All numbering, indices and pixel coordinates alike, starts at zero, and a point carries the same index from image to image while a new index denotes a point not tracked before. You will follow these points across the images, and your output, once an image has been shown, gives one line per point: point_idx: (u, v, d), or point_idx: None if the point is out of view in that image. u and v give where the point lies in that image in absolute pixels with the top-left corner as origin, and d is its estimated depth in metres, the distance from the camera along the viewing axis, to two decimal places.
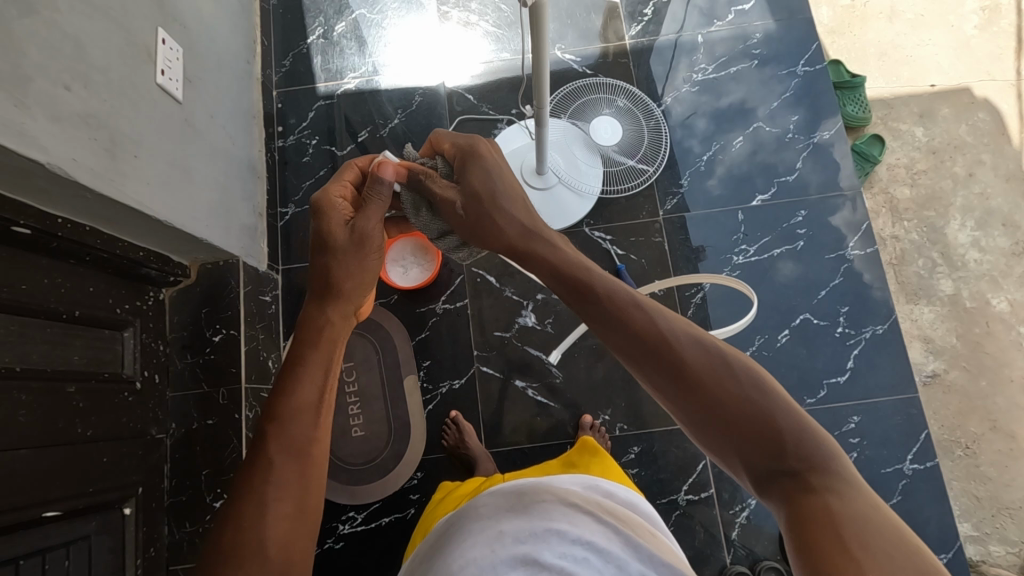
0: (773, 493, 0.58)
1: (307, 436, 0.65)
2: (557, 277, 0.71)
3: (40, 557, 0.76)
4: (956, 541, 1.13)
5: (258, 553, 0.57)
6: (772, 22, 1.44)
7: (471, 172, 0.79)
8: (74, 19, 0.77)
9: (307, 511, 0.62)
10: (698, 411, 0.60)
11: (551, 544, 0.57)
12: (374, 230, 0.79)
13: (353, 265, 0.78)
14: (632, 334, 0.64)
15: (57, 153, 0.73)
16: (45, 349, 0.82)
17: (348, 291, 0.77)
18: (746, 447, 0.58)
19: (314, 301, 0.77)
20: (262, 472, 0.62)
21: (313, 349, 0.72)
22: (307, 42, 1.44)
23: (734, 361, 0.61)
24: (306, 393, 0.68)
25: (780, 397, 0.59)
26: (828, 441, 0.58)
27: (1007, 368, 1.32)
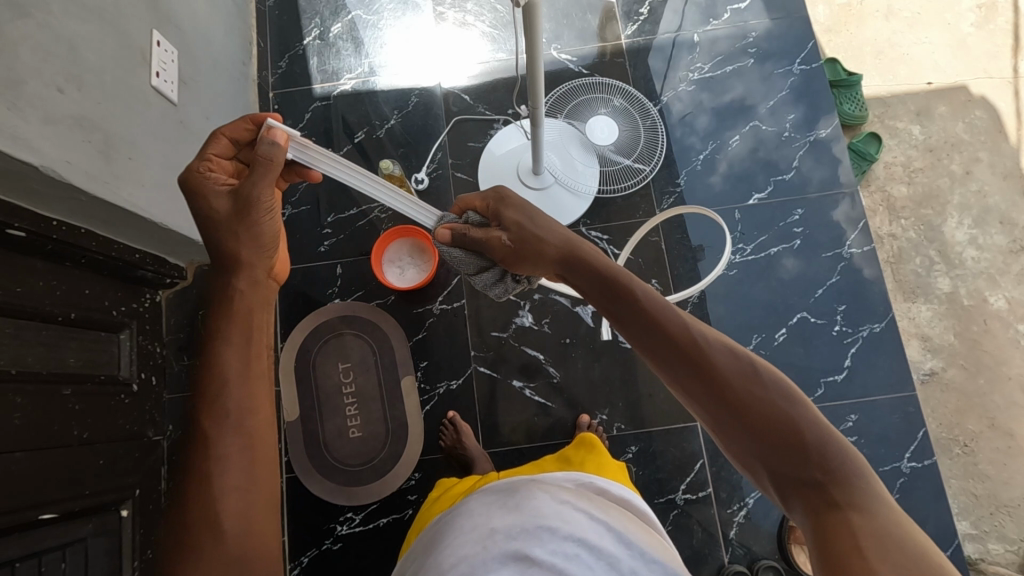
0: (796, 503, 0.58)
1: (241, 407, 0.67)
2: (592, 283, 0.74)
3: (37, 560, 0.75)
4: (953, 539, 1.13)
5: (215, 534, 0.61)
6: (769, 21, 1.44)
7: (506, 209, 0.80)
8: (68, 22, 0.77)
9: (256, 484, 0.65)
10: (724, 415, 0.61)
11: (542, 540, 0.57)
12: (262, 189, 0.73)
13: (246, 233, 0.74)
14: (662, 336, 0.65)
15: (50, 155, 0.73)
16: (40, 352, 0.82)
17: (252, 260, 0.74)
18: (769, 454, 0.59)
19: (217, 273, 0.73)
20: (204, 453, 0.64)
21: (228, 316, 0.71)
22: (303, 43, 1.44)
23: (764, 369, 0.61)
24: (227, 363, 0.68)
25: (809, 407, 0.59)
26: (856, 456, 0.58)
27: (1005, 366, 1.32)
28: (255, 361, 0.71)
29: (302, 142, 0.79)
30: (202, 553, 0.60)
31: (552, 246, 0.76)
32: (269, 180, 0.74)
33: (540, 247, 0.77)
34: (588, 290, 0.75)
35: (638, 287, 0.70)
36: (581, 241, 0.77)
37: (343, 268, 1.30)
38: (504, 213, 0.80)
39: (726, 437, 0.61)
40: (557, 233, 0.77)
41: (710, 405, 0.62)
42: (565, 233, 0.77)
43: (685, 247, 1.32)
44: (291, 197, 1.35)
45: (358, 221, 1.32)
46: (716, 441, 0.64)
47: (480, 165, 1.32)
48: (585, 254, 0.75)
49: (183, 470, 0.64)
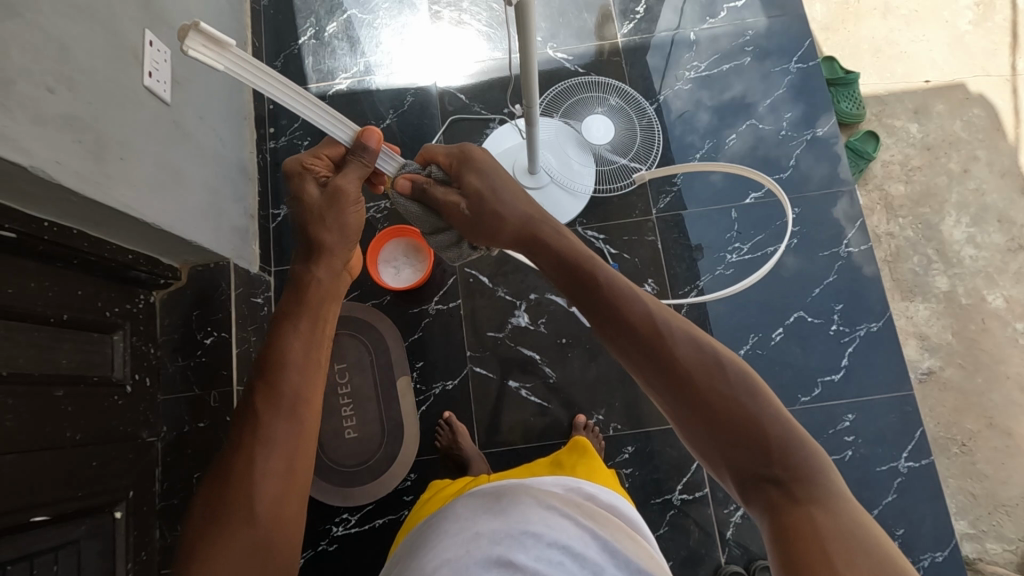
0: (756, 500, 0.57)
1: (298, 391, 0.70)
2: (563, 271, 0.74)
3: (28, 562, 0.75)
4: (951, 539, 1.13)
5: (247, 510, 0.62)
6: (766, 19, 1.44)
7: (469, 175, 0.80)
8: (58, 21, 0.77)
9: (296, 473, 0.66)
10: (686, 409, 0.61)
11: (526, 546, 0.57)
12: (350, 183, 0.79)
13: (332, 221, 0.80)
14: (628, 328, 0.66)
15: (40, 156, 0.73)
16: (32, 353, 0.82)
17: (332, 249, 0.80)
18: (731, 448, 0.58)
19: (303, 261, 0.80)
20: (253, 431, 0.66)
21: (302, 306, 0.77)
22: (298, 42, 1.43)
23: (728, 363, 0.61)
24: (291, 350, 0.73)
25: (772, 401, 0.59)
26: (817, 453, 0.57)
27: (1003, 365, 1.31)
28: (314, 357, 0.74)
29: (209, 35, 0.64)
30: (234, 526, 0.61)
31: (512, 222, 0.78)
32: (359, 177, 0.81)
33: (500, 219, 0.78)
34: (558, 279, 0.76)
35: (606, 277, 0.70)
36: (551, 228, 0.78)
37: None
38: (468, 178, 0.80)
39: (689, 431, 0.61)
40: (516, 204, 0.78)
41: (673, 398, 0.62)
42: (527, 209, 0.78)
43: (682, 247, 1.32)
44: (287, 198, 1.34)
45: None
46: (678, 435, 0.63)
47: None
48: (547, 239, 0.77)
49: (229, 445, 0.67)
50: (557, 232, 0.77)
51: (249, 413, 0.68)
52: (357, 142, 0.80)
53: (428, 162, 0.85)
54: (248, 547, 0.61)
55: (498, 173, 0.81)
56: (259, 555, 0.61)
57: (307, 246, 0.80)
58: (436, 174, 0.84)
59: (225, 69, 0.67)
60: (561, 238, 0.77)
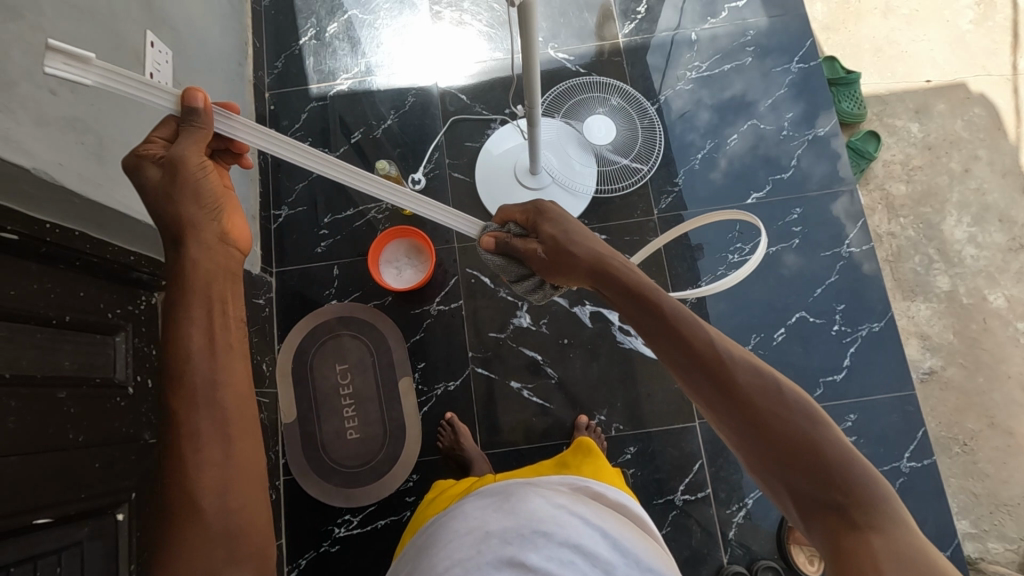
0: (815, 527, 0.57)
1: (210, 384, 0.61)
2: (623, 295, 0.73)
3: (32, 564, 0.75)
4: (953, 538, 1.13)
5: (199, 523, 0.57)
6: (767, 19, 1.44)
7: (544, 225, 0.79)
8: (60, 23, 0.77)
9: (235, 461, 0.60)
10: (746, 431, 0.60)
11: (538, 546, 0.56)
12: (187, 149, 0.67)
13: (189, 193, 0.67)
14: (687, 350, 0.65)
15: (44, 158, 0.73)
16: (35, 355, 0.82)
17: (196, 222, 0.67)
18: (791, 474, 0.58)
19: (171, 246, 0.67)
20: (177, 432, 0.59)
21: (189, 289, 0.64)
22: (299, 43, 1.43)
23: (789, 389, 0.61)
24: (190, 340, 0.62)
25: (833, 429, 0.59)
26: (879, 480, 0.57)
27: (1005, 365, 1.31)
28: (223, 336, 0.65)
29: (64, 50, 0.62)
30: (189, 535, 0.56)
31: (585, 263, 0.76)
32: (199, 144, 0.69)
33: (572, 262, 0.76)
34: (615, 304, 0.75)
35: (664, 299, 0.70)
36: (612, 253, 0.77)
37: (340, 269, 1.30)
38: (543, 229, 0.79)
39: (748, 454, 0.61)
40: (588, 244, 0.76)
41: (733, 421, 0.62)
42: (597, 246, 0.76)
43: (683, 247, 1.32)
44: (288, 198, 1.34)
45: (355, 222, 1.32)
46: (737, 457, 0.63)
47: (477, 165, 1.31)
48: (607, 266, 0.75)
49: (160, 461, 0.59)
50: (616, 258, 0.76)
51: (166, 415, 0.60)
52: (183, 107, 0.68)
53: (506, 220, 0.85)
54: (218, 559, 0.56)
55: (570, 220, 0.79)
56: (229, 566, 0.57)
57: (165, 234, 0.67)
58: (513, 230, 0.83)
59: (93, 83, 0.65)
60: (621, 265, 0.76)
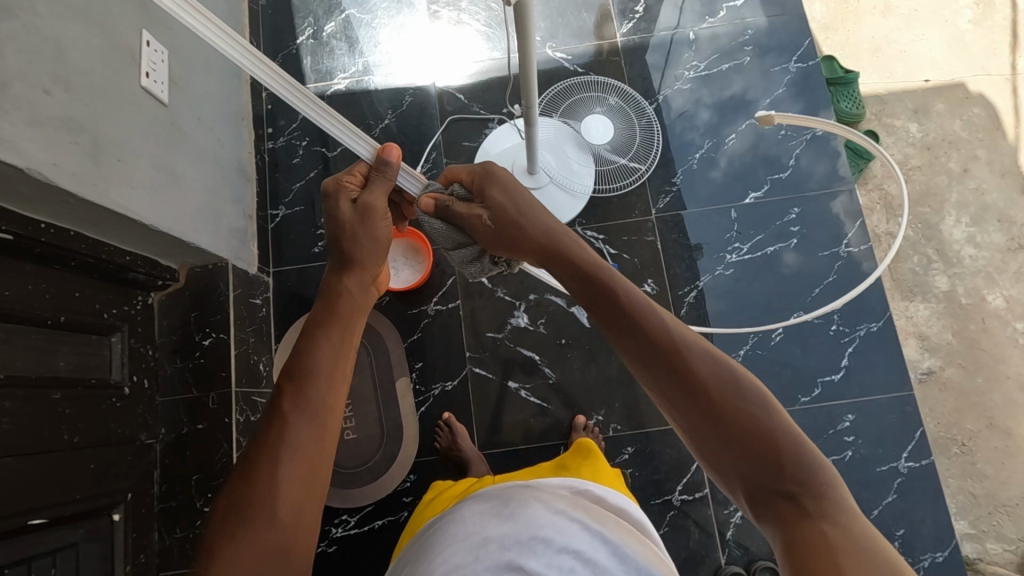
0: (768, 515, 0.57)
1: (321, 399, 0.68)
2: (579, 279, 0.73)
3: (26, 566, 0.75)
4: (951, 539, 1.13)
5: (268, 512, 0.60)
6: (766, 18, 1.43)
7: (491, 191, 0.80)
8: (54, 22, 0.76)
9: (317, 477, 0.64)
10: (701, 421, 0.60)
11: (537, 552, 0.57)
12: (377, 197, 0.81)
13: (364, 237, 0.80)
14: (645, 339, 0.65)
15: (38, 158, 0.73)
16: (29, 356, 0.81)
17: (366, 261, 0.81)
18: (743, 461, 0.58)
19: (334, 272, 0.80)
20: (279, 433, 0.64)
21: (332, 317, 0.76)
22: (297, 42, 1.43)
23: (744, 377, 0.61)
24: (319, 359, 0.71)
25: (786, 418, 0.59)
26: (828, 468, 0.57)
27: (1003, 365, 1.31)
28: (341, 365, 0.73)
29: None
30: (252, 526, 0.59)
31: (535, 237, 0.77)
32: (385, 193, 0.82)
33: (522, 229, 0.77)
34: (572, 289, 0.75)
35: (621, 285, 0.70)
36: (568, 234, 0.77)
37: None
38: (490, 194, 0.80)
39: (703, 444, 0.60)
40: (542, 219, 0.77)
41: (688, 412, 0.61)
42: (551, 223, 0.77)
43: (681, 247, 1.31)
44: (285, 198, 1.34)
45: None
46: (690, 447, 0.62)
47: (475, 164, 1.31)
48: (565, 249, 0.75)
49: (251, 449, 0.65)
50: (572, 240, 0.76)
51: (274, 417, 0.66)
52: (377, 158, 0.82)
53: (450, 181, 0.85)
54: (268, 551, 0.58)
55: (518, 186, 0.80)
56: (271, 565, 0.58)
57: (337, 261, 0.80)
58: (458, 192, 0.83)
59: None
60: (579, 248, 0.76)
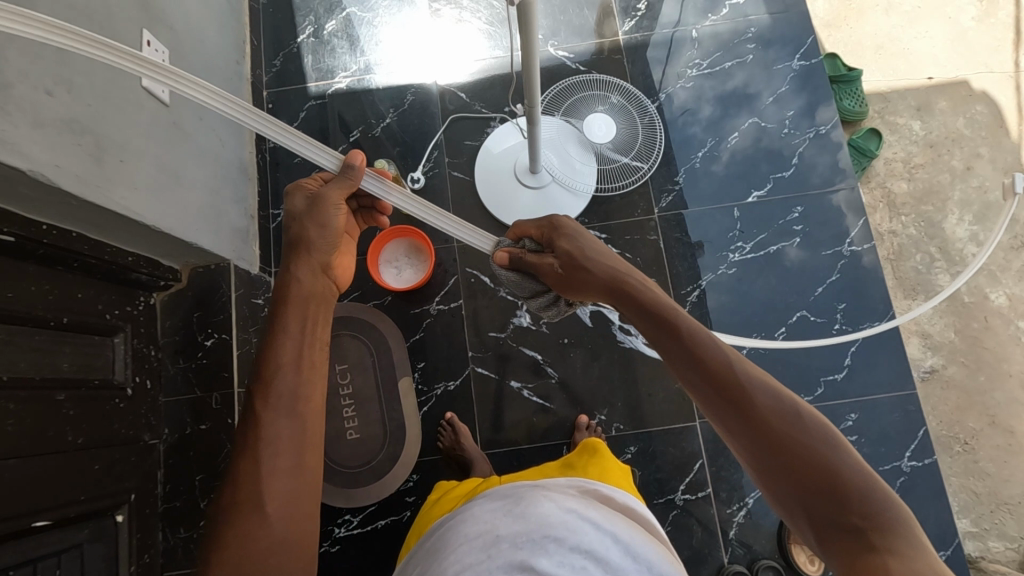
0: (833, 549, 0.56)
1: (292, 393, 0.69)
2: (642, 314, 0.73)
3: (31, 567, 0.75)
4: (954, 538, 1.13)
5: (258, 509, 0.61)
6: (768, 15, 1.43)
7: (558, 240, 0.81)
8: (55, 22, 0.76)
9: (304, 466, 0.66)
10: (762, 454, 0.60)
11: (549, 551, 0.56)
12: (332, 192, 0.80)
13: (315, 228, 0.79)
14: (704, 371, 0.65)
15: (39, 160, 0.73)
16: (33, 358, 0.81)
17: (314, 245, 0.79)
18: (808, 497, 0.57)
19: (286, 262, 0.79)
20: (256, 433, 0.65)
21: (289, 307, 0.75)
22: (298, 41, 1.43)
23: (803, 410, 0.61)
24: (284, 353, 0.71)
25: (852, 454, 0.58)
26: (898, 505, 0.56)
27: (1006, 363, 1.31)
28: (308, 353, 0.73)
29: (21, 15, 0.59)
30: (246, 523, 0.60)
31: (599, 281, 0.76)
32: (344, 190, 0.81)
33: (587, 276, 0.77)
34: (638, 326, 0.74)
35: (683, 321, 0.70)
36: (631, 274, 0.77)
37: None
38: (557, 241, 0.81)
39: (766, 475, 0.60)
40: (605, 262, 0.77)
41: (751, 443, 0.61)
42: (616, 266, 0.77)
43: (684, 245, 1.31)
44: None
45: None
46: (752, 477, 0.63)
47: (477, 164, 1.31)
48: (628, 288, 0.75)
49: (234, 451, 0.66)
50: (636, 279, 0.76)
51: (248, 416, 0.67)
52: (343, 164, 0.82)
53: (523, 237, 0.89)
54: (267, 545, 0.60)
55: (587, 236, 0.81)
56: (276, 559, 0.60)
57: (289, 251, 0.80)
58: (529, 246, 0.86)
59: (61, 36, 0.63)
60: (642, 285, 0.76)
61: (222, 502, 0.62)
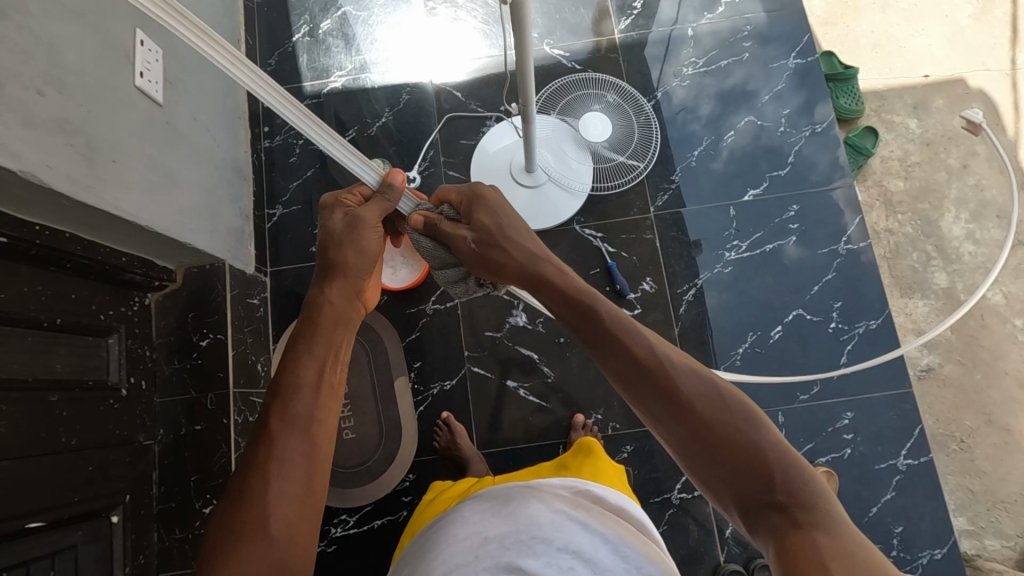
0: (760, 528, 0.56)
1: (309, 415, 0.69)
2: (567, 304, 0.74)
3: (25, 568, 0.75)
4: (950, 536, 1.13)
5: (262, 528, 0.60)
6: (764, 13, 1.42)
7: (477, 213, 0.80)
8: (47, 22, 0.76)
9: (313, 490, 0.65)
10: (686, 437, 0.61)
11: (537, 552, 0.57)
12: (370, 211, 0.82)
13: (351, 247, 0.80)
14: (630, 359, 0.65)
15: (30, 160, 0.72)
16: (26, 359, 0.81)
17: (351, 269, 0.80)
18: (734, 477, 0.58)
19: (319, 282, 0.80)
20: (267, 451, 0.65)
21: (315, 330, 0.76)
22: (293, 40, 1.42)
23: (726, 391, 0.62)
24: (304, 374, 0.72)
25: (771, 429, 0.59)
26: (817, 480, 0.57)
27: (1002, 361, 1.31)
28: (327, 377, 0.74)
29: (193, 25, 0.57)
30: (247, 542, 0.59)
31: (520, 262, 0.77)
32: (381, 210, 0.83)
33: (506, 257, 0.78)
34: (563, 316, 0.75)
35: (606, 309, 0.71)
36: (552, 260, 0.78)
37: None
38: (476, 214, 0.80)
39: (692, 458, 0.61)
40: (526, 243, 0.78)
41: (675, 427, 0.61)
42: (536, 248, 0.78)
43: (680, 244, 1.31)
44: (282, 197, 1.34)
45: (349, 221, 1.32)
46: (678, 462, 0.63)
47: (474, 163, 1.31)
48: (550, 273, 0.76)
49: (241, 468, 0.65)
50: (555, 265, 0.77)
51: (261, 433, 0.67)
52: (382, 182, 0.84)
53: (443, 203, 0.86)
54: (265, 565, 0.59)
55: (506, 210, 0.80)
56: None
57: (324, 270, 0.81)
58: (448, 212, 0.84)
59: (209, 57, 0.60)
60: (563, 273, 0.77)
61: (223, 520, 0.61)
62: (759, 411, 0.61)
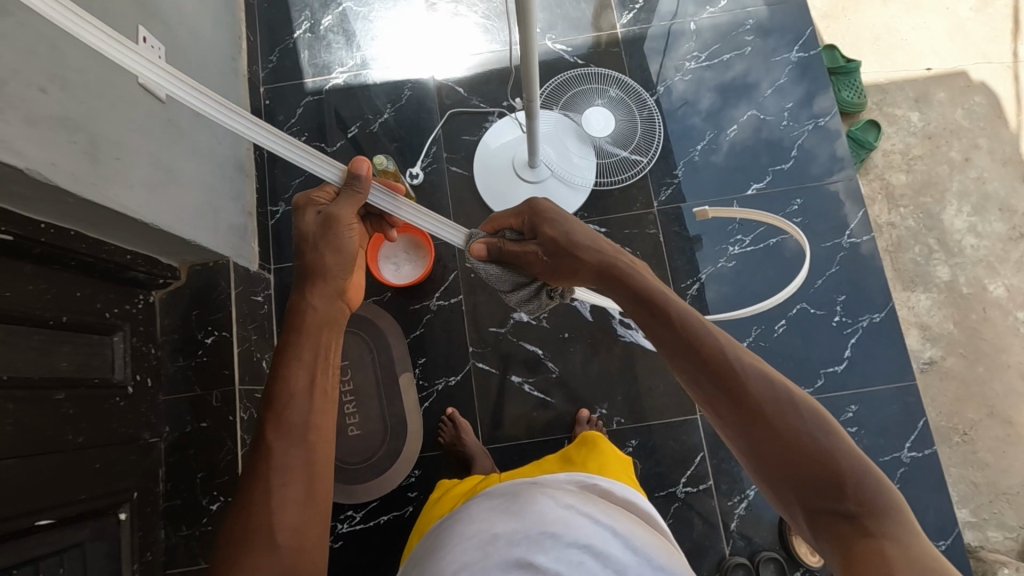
0: (825, 534, 0.55)
1: (302, 422, 0.68)
2: (635, 301, 0.73)
3: (32, 567, 0.75)
4: (954, 528, 1.13)
5: (267, 538, 0.61)
6: (766, 6, 1.42)
7: (542, 225, 0.80)
8: (49, 19, 0.75)
9: (316, 496, 0.65)
10: (755, 440, 0.60)
11: (546, 547, 0.56)
12: (343, 209, 0.79)
13: (328, 249, 0.78)
14: (698, 359, 0.65)
15: (35, 158, 0.72)
16: (31, 357, 0.81)
17: (331, 272, 0.78)
18: (803, 484, 0.57)
19: (298, 287, 0.78)
20: (264, 461, 0.65)
21: (299, 337, 0.75)
22: (294, 36, 1.42)
23: (798, 396, 0.60)
24: (296, 382, 0.71)
25: (846, 440, 0.58)
26: (891, 491, 0.55)
27: (1005, 354, 1.31)
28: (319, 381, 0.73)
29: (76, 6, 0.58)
30: (254, 554, 0.60)
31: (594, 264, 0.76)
32: (354, 206, 0.80)
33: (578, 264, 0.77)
34: (632, 314, 0.74)
35: (677, 309, 0.69)
36: (622, 261, 0.76)
37: None
38: (541, 226, 0.80)
39: (759, 460, 0.60)
40: (593, 247, 0.77)
41: (741, 427, 0.61)
42: (605, 252, 0.77)
43: (683, 239, 1.31)
44: (284, 194, 1.34)
45: None
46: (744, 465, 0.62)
47: (477, 159, 1.30)
48: (622, 272, 0.75)
49: (242, 478, 0.65)
50: (627, 262, 0.76)
51: (257, 442, 0.67)
52: (347, 172, 0.79)
53: (498, 230, 0.87)
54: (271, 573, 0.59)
55: (571, 220, 0.80)
56: None
57: (303, 275, 0.79)
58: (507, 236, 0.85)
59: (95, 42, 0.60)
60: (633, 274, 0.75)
61: (233, 530, 0.62)
62: (832, 417, 0.60)
